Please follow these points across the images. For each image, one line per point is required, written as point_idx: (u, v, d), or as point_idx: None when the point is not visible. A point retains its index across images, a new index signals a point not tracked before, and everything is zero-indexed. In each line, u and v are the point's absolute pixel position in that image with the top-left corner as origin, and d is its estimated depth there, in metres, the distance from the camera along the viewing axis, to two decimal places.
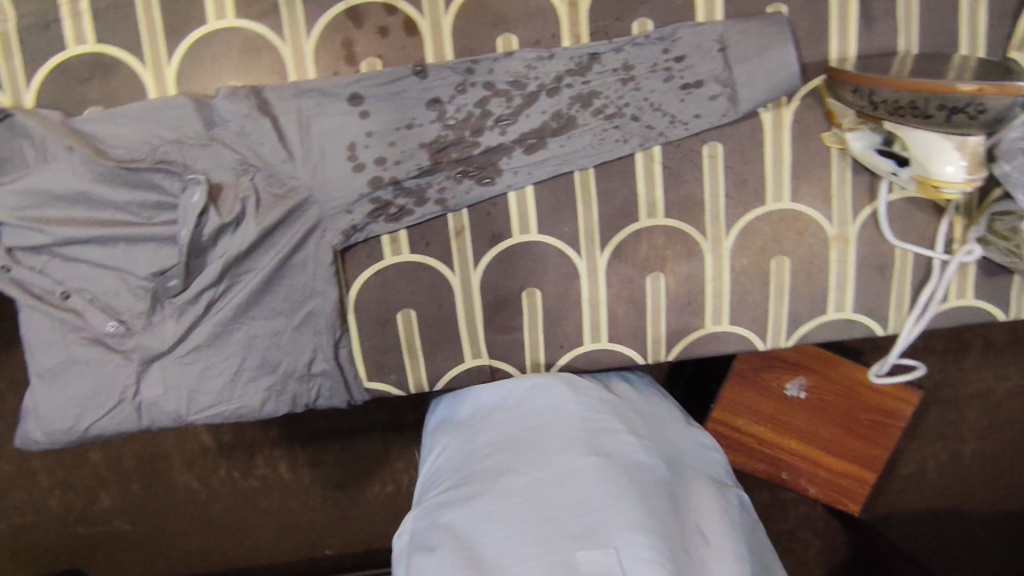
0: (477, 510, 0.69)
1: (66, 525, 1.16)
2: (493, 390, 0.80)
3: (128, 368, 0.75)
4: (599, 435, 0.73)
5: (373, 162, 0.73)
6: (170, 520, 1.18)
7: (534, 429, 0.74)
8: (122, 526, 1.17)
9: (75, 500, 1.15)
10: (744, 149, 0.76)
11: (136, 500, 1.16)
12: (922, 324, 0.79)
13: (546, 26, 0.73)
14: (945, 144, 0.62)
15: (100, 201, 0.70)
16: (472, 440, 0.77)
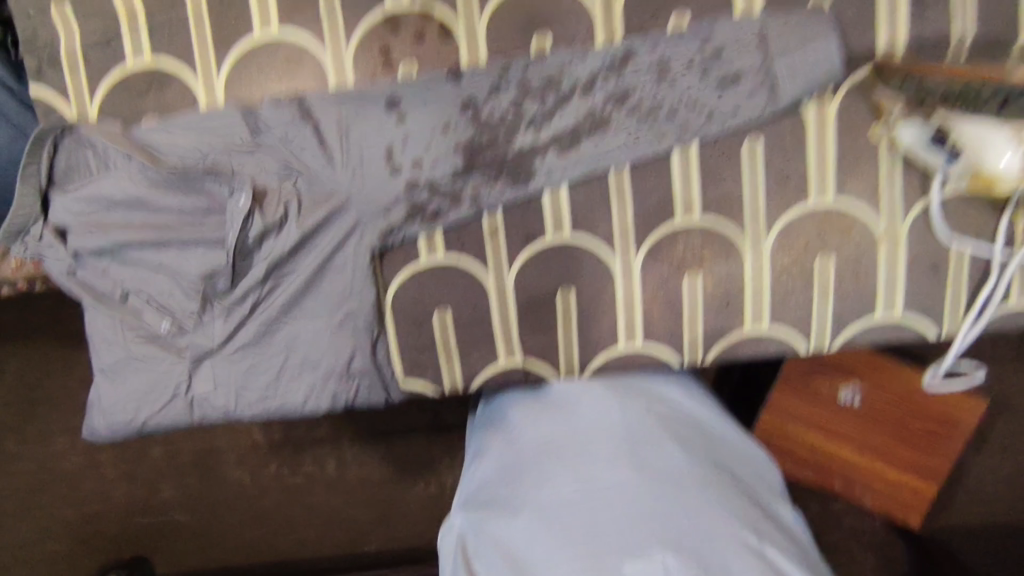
0: (521, 517, 0.71)
1: (128, 516, 1.23)
2: (540, 398, 0.82)
3: (181, 365, 0.79)
4: (642, 449, 0.74)
5: (410, 165, 0.75)
6: (224, 512, 1.22)
7: (578, 441, 0.76)
8: (179, 517, 1.22)
9: (137, 492, 1.22)
10: (785, 145, 0.74)
11: (193, 492, 1.22)
12: (980, 326, 0.75)
13: (580, 26, 0.73)
14: (997, 129, 0.61)
15: (155, 207, 0.75)
16: (515, 444, 0.79)
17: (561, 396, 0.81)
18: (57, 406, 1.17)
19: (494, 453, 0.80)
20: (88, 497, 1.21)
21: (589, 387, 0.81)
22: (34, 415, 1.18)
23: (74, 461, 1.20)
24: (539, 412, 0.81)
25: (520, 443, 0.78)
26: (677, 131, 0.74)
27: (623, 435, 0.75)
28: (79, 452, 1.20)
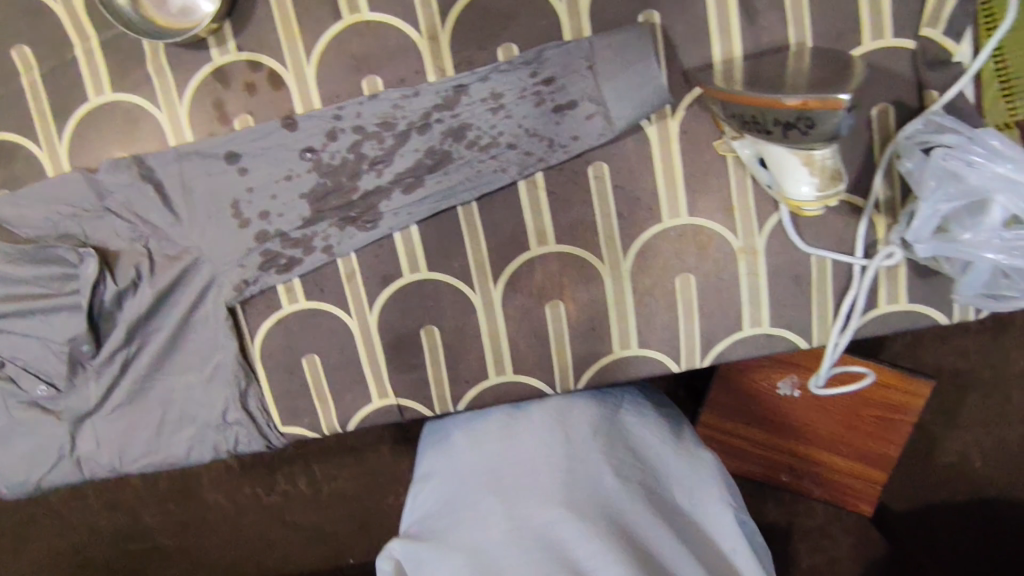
0: (453, 553, 0.66)
1: (114, 543, 1.21)
2: (486, 427, 0.78)
3: (62, 428, 0.80)
4: (580, 471, 0.68)
5: (258, 216, 0.75)
6: (209, 535, 1.20)
7: (516, 468, 0.71)
8: (163, 542, 1.20)
9: (120, 521, 1.20)
10: (630, 167, 0.73)
11: (175, 517, 1.20)
12: (846, 336, 0.73)
13: (410, 64, 0.72)
14: (791, 160, 0.63)
15: (13, 277, 0.75)
16: (457, 473, 0.74)
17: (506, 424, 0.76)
18: None
19: (438, 483, 0.75)
20: (73, 528, 1.20)
21: (538, 413, 0.76)
22: None
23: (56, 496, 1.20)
24: (483, 438, 0.76)
25: (460, 472, 0.74)
26: (517, 163, 0.73)
27: (562, 457, 0.70)
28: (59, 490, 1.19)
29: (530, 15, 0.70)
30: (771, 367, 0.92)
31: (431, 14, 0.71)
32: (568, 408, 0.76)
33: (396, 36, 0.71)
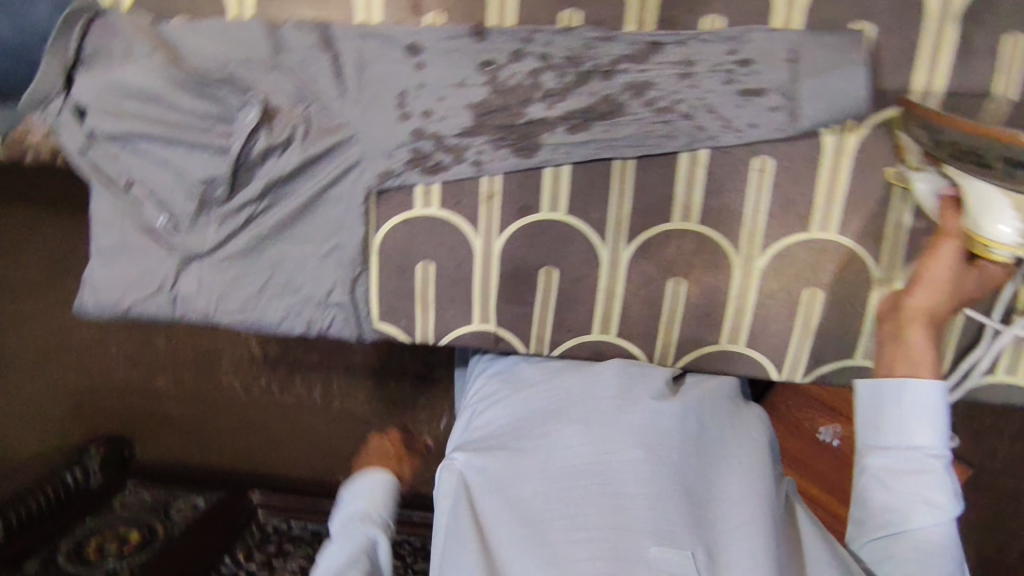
0: (533, 486, 0.64)
1: (122, 396, 1.28)
2: (555, 367, 0.76)
3: (170, 262, 0.82)
4: (668, 425, 0.66)
5: (419, 114, 0.75)
6: (213, 414, 1.27)
7: (595, 406, 0.68)
8: (169, 408, 1.28)
9: (136, 374, 1.28)
10: (796, 169, 0.72)
11: (186, 387, 1.27)
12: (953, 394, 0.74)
13: (613, 8, 0.71)
14: (1001, 199, 0.59)
15: (171, 105, 0.76)
16: (528, 402, 0.72)
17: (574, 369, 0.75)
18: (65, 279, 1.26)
19: (501, 408, 0.73)
20: (93, 367, 1.27)
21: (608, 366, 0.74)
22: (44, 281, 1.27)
23: (87, 332, 1.27)
24: (553, 376, 0.74)
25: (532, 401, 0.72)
26: (688, 134, 0.72)
27: (647, 407, 0.67)
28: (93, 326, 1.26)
29: None
30: (819, 410, 0.95)
31: None
32: (639, 368, 0.74)
33: None
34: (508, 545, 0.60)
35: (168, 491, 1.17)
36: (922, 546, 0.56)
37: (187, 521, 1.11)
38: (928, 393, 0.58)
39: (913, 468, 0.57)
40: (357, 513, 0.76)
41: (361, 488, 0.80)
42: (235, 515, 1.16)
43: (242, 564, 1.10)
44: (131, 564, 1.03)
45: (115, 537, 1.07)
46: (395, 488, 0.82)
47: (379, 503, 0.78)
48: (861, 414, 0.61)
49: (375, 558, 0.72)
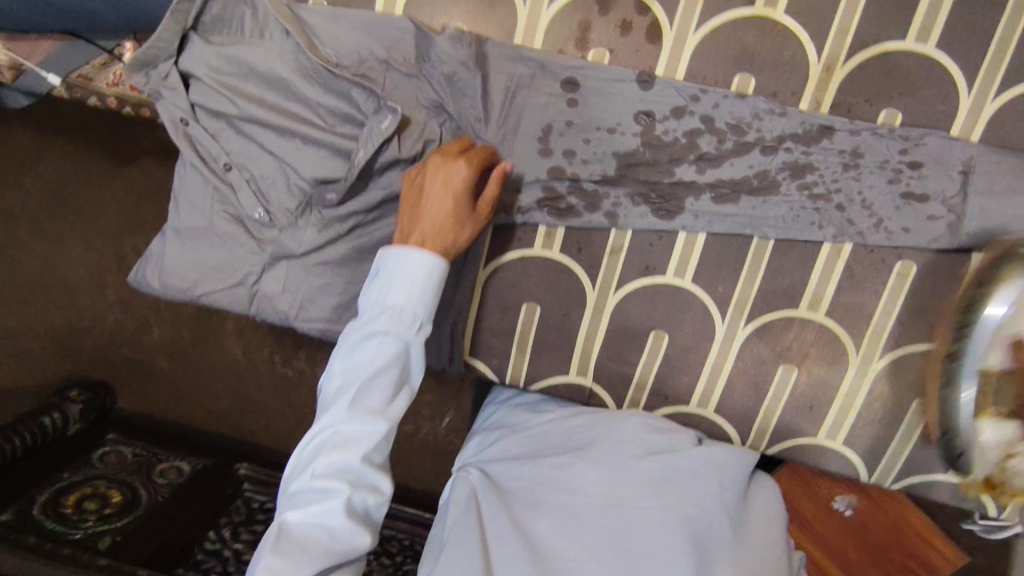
0: (542, 515, 0.63)
1: (111, 343, 1.22)
2: (579, 412, 0.76)
3: (258, 258, 0.76)
4: (682, 475, 0.66)
5: (561, 152, 0.71)
6: (207, 377, 1.22)
7: (612, 449, 0.68)
8: (161, 361, 1.23)
9: (129, 323, 1.22)
10: (938, 280, 0.70)
11: (183, 343, 1.22)
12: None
13: (790, 83, 0.67)
14: None
15: (297, 95, 0.70)
16: (545, 435, 0.73)
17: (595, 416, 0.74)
18: (90, 225, 1.18)
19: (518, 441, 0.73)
20: (84, 310, 1.21)
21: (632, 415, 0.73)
22: (63, 216, 1.19)
23: (82, 272, 1.20)
24: (572, 418, 0.74)
25: (551, 436, 0.72)
26: (837, 226, 0.70)
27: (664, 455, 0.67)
28: (89, 265, 1.19)
29: (933, 95, 0.66)
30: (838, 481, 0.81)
31: (843, 44, 0.65)
32: (666, 423, 0.73)
33: (795, 48, 0.66)
34: (506, 553, 0.61)
35: (151, 449, 1.11)
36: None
37: (172, 486, 1.05)
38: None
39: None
40: (385, 310, 0.61)
41: (387, 280, 0.61)
42: (222, 484, 1.08)
43: (226, 540, 1.00)
44: (109, 530, 0.96)
45: (94, 496, 1.00)
46: (442, 270, 0.62)
47: (416, 302, 0.61)
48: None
49: (401, 373, 0.61)
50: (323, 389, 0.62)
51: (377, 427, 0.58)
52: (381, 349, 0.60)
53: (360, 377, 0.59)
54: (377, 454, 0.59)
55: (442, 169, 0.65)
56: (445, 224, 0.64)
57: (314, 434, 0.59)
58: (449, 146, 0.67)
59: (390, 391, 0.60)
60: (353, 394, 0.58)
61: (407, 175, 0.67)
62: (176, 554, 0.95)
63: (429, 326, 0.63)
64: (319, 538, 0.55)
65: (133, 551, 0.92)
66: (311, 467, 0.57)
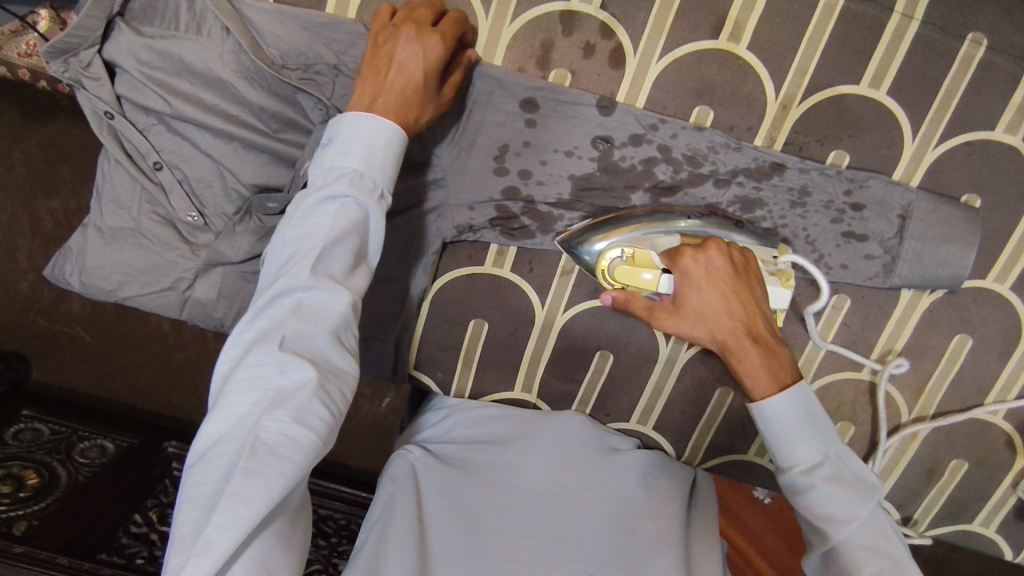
0: (490, 503, 0.67)
1: (27, 312, 1.14)
2: (511, 408, 0.78)
3: (191, 263, 0.71)
4: (617, 482, 0.71)
5: (516, 172, 0.70)
6: (132, 353, 1.16)
7: (554, 447, 0.73)
8: (82, 334, 1.15)
9: (44, 293, 1.13)
10: (868, 313, 0.74)
11: (105, 319, 1.15)
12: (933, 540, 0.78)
13: (747, 118, 0.67)
14: None
15: (236, 96, 0.65)
16: (485, 427, 0.76)
17: (528, 413, 0.78)
18: None
19: (459, 435, 0.76)
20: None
21: (568, 413, 0.77)
22: None
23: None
24: (509, 414, 0.77)
25: (493, 430, 0.75)
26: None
27: (607, 463, 0.72)
28: None
29: (880, 139, 0.67)
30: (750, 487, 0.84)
31: (800, 85, 0.65)
32: (595, 423, 0.77)
33: (755, 85, 0.66)
34: (443, 543, 0.64)
35: (71, 425, 1.05)
36: (890, 549, 0.58)
37: (92, 466, 1.00)
38: (791, 404, 0.61)
39: (851, 482, 0.59)
40: (345, 174, 0.56)
41: (348, 139, 0.56)
42: (148, 464, 1.04)
43: (153, 523, 0.99)
44: (25, 514, 0.91)
45: (7, 477, 0.95)
46: (403, 140, 0.58)
47: (379, 168, 0.57)
48: (770, 446, 0.62)
49: (360, 242, 0.57)
50: (270, 261, 0.56)
51: (341, 299, 0.54)
52: (343, 214, 0.55)
53: (325, 239, 0.54)
54: (342, 332, 0.55)
55: (416, 43, 0.58)
56: (413, 98, 0.59)
57: (267, 306, 0.53)
58: (420, 13, 0.60)
59: (353, 261, 0.56)
60: (315, 258, 0.53)
61: (370, 38, 0.60)
62: (97, 538, 0.92)
63: (388, 197, 0.59)
64: (284, 424, 0.49)
65: (53, 536, 0.88)
66: (276, 339, 0.51)
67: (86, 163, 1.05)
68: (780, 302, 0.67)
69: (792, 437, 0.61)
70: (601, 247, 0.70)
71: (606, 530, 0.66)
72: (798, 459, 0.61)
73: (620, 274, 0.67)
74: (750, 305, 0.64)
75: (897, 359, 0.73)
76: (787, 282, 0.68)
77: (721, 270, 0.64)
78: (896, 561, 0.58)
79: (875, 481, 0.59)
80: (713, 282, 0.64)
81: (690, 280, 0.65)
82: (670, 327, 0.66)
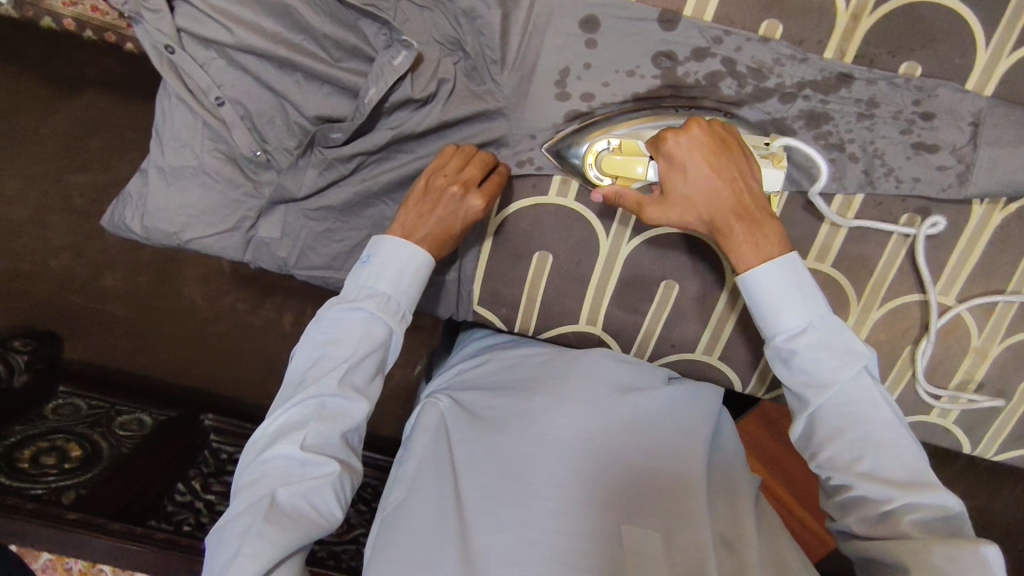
0: (513, 442, 0.65)
1: (61, 291, 1.09)
2: (550, 348, 0.77)
3: (255, 201, 0.72)
4: (656, 425, 0.69)
5: (579, 96, 0.68)
6: (166, 325, 1.13)
7: (581, 391, 0.69)
8: (117, 312, 1.11)
9: (78, 267, 1.10)
10: (940, 232, 0.72)
11: (140, 293, 1.12)
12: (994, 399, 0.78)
13: (817, 31, 0.66)
14: None
15: (301, 23, 0.64)
16: (514, 369, 0.75)
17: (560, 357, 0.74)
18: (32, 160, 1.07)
19: (489, 380, 0.76)
20: (20, 253, 1.08)
21: (601, 358, 0.73)
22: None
23: (20, 213, 1.07)
24: (539, 356, 0.76)
25: (522, 370, 0.74)
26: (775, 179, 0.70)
27: (631, 400, 0.69)
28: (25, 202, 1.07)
29: (953, 48, 0.66)
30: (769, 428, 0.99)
31: None
32: (633, 364, 0.75)
33: None
34: (476, 484, 0.63)
35: (110, 399, 1.04)
36: (880, 416, 0.60)
37: (135, 438, 1.00)
38: (774, 274, 0.63)
39: (835, 349, 0.61)
40: (376, 295, 0.68)
41: (383, 263, 0.68)
42: (187, 437, 1.04)
43: (197, 492, 0.99)
44: (77, 482, 0.91)
45: (51, 450, 0.94)
46: (429, 270, 0.69)
47: (406, 294, 0.69)
48: (757, 319, 0.66)
49: (381, 358, 0.68)
50: (297, 365, 0.68)
51: (359, 406, 0.65)
52: (370, 331, 0.67)
53: (351, 356, 0.66)
54: (352, 433, 0.66)
55: (460, 201, 0.67)
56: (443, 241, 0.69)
57: (325, 345, 0.66)
58: (470, 170, 0.68)
59: (373, 372, 0.67)
60: (343, 372, 0.65)
61: (426, 170, 0.68)
62: (145, 505, 0.93)
63: (410, 316, 0.70)
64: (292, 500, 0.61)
65: (106, 504, 0.89)
66: (335, 377, 0.64)
67: (112, 134, 1.09)
68: (772, 184, 0.67)
69: (778, 306, 0.63)
70: (587, 147, 0.69)
71: (642, 480, 0.64)
72: (783, 329, 0.64)
73: (611, 165, 0.67)
74: (736, 179, 0.63)
75: (934, 218, 0.70)
76: (780, 163, 0.67)
77: (704, 146, 0.63)
78: (881, 425, 0.60)
79: (862, 349, 0.61)
80: (699, 158, 0.63)
81: (675, 165, 0.63)
82: (660, 218, 0.65)
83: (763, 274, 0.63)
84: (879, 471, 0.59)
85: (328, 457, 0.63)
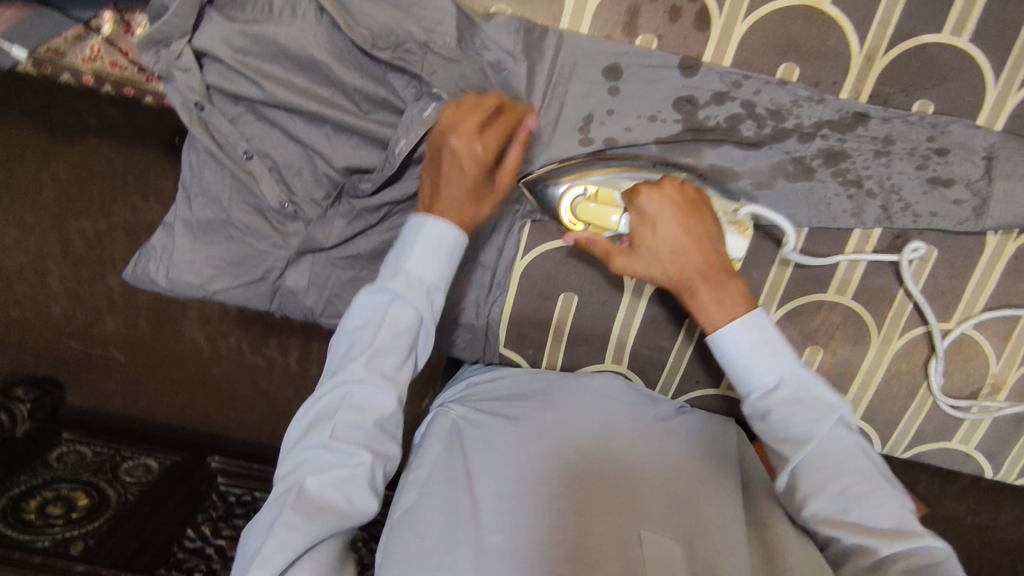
0: (529, 453, 0.65)
1: (60, 334, 1.11)
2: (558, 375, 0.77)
3: (283, 252, 0.71)
4: (670, 446, 0.69)
5: (602, 141, 0.69)
6: (171, 370, 1.13)
7: (592, 413, 0.70)
8: (118, 356, 1.12)
9: (79, 314, 1.10)
10: (956, 263, 0.74)
11: (140, 337, 1.11)
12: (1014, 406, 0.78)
13: (833, 71, 0.67)
14: None
15: (329, 77, 0.65)
16: (525, 384, 0.75)
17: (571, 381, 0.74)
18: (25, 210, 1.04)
19: (500, 391, 0.75)
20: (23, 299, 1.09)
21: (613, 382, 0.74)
22: None
23: (25, 262, 1.06)
24: (548, 375, 0.76)
25: (534, 386, 0.74)
26: (792, 214, 0.72)
27: (642, 424, 0.70)
28: (27, 253, 1.05)
29: (964, 86, 0.68)
30: None
31: (884, 36, 0.66)
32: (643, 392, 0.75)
33: (839, 38, 0.66)
34: (492, 494, 0.62)
35: (114, 446, 1.02)
36: (860, 466, 0.62)
37: (140, 484, 0.98)
38: (745, 331, 0.64)
39: (810, 403, 0.63)
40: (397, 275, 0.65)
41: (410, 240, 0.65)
42: (194, 479, 1.01)
43: (207, 537, 0.95)
44: (83, 532, 0.90)
45: (58, 500, 0.93)
46: (458, 235, 0.65)
47: (429, 267, 0.65)
48: (729, 375, 0.66)
49: (414, 339, 0.65)
50: (333, 352, 0.67)
51: (387, 395, 0.63)
52: (395, 312, 0.64)
53: (375, 343, 0.63)
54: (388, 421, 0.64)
55: (460, 152, 0.61)
56: (464, 203, 0.65)
57: (356, 331, 0.65)
58: (471, 117, 0.61)
59: (402, 359, 0.64)
60: (369, 356, 0.63)
61: (432, 127, 0.64)
62: (155, 552, 0.89)
63: (440, 292, 0.67)
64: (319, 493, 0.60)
65: (112, 555, 0.86)
66: (361, 360, 0.63)
67: (116, 184, 1.01)
68: (737, 251, 0.70)
69: (751, 364, 0.64)
70: (564, 187, 0.68)
71: (659, 496, 0.64)
72: (756, 386, 0.65)
73: (587, 213, 0.67)
74: (704, 239, 0.64)
75: (914, 243, 0.72)
76: (745, 231, 0.69)
77: (679, 206, 0.65)
78: (862, 475, 0.61)
79: (835, 401, 0.63)
80: (673, 219, 0.64)
81: (646, 220, 0.64)
82: (629, 271, 0.66)
83: (732, 330, 0.64)
84: (865, 522, 0.60)
85: (359, 448, 0.61)
